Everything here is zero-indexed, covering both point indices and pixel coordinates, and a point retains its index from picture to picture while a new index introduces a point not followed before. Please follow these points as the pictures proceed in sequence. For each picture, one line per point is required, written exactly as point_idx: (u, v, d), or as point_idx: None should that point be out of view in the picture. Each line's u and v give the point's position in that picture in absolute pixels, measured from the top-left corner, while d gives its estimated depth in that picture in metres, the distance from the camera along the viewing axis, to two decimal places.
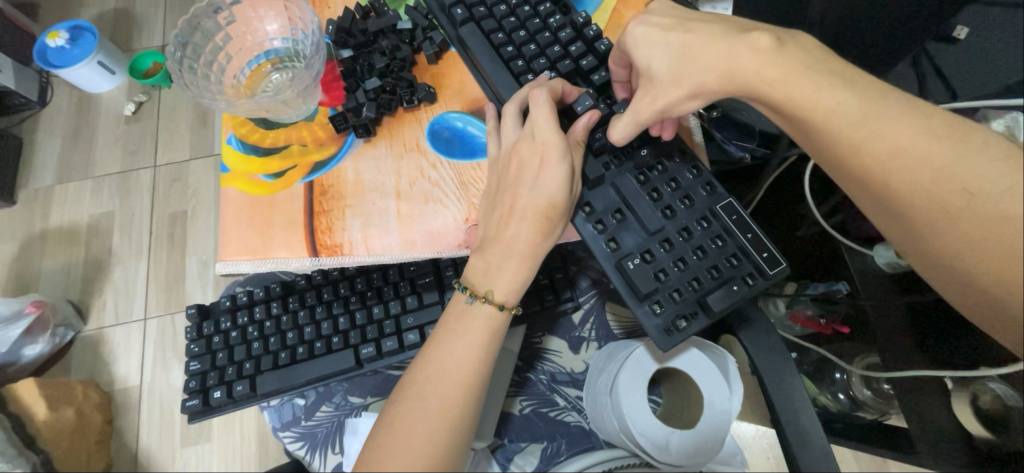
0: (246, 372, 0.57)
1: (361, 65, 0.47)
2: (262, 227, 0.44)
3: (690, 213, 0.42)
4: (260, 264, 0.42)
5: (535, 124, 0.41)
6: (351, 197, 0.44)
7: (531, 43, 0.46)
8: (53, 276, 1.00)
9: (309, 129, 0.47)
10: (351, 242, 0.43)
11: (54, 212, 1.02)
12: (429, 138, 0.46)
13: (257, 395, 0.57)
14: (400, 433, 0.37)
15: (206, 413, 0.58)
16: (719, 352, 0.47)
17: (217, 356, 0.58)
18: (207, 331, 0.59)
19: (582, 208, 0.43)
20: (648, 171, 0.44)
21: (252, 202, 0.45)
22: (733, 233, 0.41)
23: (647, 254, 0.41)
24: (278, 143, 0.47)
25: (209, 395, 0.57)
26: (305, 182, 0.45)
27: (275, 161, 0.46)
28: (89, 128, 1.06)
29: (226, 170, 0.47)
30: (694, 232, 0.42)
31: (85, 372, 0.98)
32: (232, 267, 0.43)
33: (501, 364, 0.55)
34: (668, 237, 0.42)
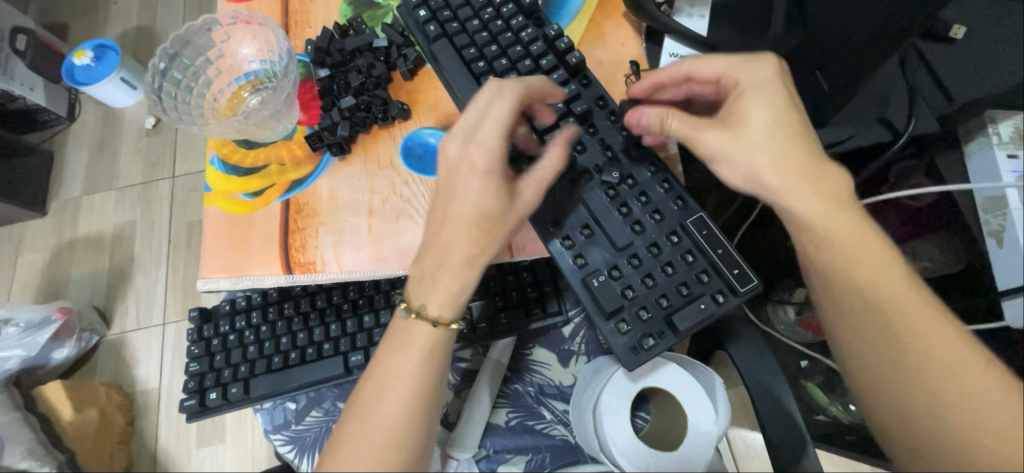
0: (240, 375, 0.59)
1: (338, 84, 0.49)
2: (241, 244, 0.45)
3: (659, 228, 0.42)
4: (237, 281, 0.44)
5: (485, 140, 0.39)
6: (325, 214, 0.45)
7: (502, 58, 0.46)
8: (82, 282, 1.08)
9: (287, 147, 0.49)
10: (323, 259, 0.44)
11: (84, 223, 1.11)
12: (402, 154, 0.47)
13: (251, 397, 0.59)
14: (367, 446, 0.37)
15: (203, 414, 0.60)
16: (704, 371, 0.46)
17: (214, 358, 0.60)
18: (208, 333, 0.62)
19: (550, 223, 0.43)
20: (618, 185, 0.43)
21: (231, 221, 0.46)
22: (703, 249, 0.41)
23: (614, 271, 0.41)
24: (257, 162, 0.49)
25: (205, 396, 0.59)
26: (282, 200, 0.46)
27: (254, 181, 0.48)
28: (114, 144, 1.15)
29: (209, 189, 0.48)
30: (663, 247, 0.41)
31: (110, 373, 1.03)
32: (211, 284, 0.44)
33: (489, 377, 0.56)
34: (636, 252, 0.41)
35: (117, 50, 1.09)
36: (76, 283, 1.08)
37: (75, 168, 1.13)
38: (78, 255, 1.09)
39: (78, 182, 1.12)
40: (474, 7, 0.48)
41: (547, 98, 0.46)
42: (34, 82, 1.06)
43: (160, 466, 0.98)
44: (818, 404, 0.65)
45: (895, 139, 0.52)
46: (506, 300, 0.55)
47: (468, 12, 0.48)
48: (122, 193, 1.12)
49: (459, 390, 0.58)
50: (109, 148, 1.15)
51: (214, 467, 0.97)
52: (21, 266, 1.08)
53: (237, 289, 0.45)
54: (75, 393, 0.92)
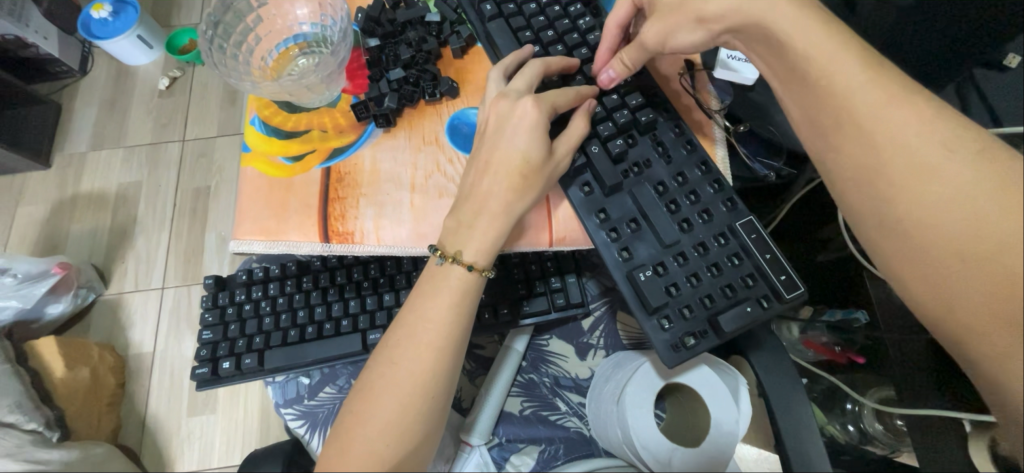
0: (255, 346, 0.63)
1: (387, 55, 0.48)
2: (278, 209, 0.44)
3: (706, 229, 0.42)
4: (272, 245, 0.43)
5: (521, 123, 0.42)
6: (367, 186, 0.45)
7: (558, 44, 0.48)
8: (81, 239, 1.16)
9: (330, 115, 0.48)
10: (363, 231, 0.43)
11: (86, 180, 1.20)
12: (448, 133, 0.47)
13: (264, 369, 0.63)
14: (407, 376, 0.40)
15: (213, 382, 0.65)
16: (730, 372, 0.46)
17: (229, 328, 0.65)
18: (222, 302, 0.67)
19: (597, 214, 0.43)
20: (668, 182, 0.44)
21: (269, 184, 0.46)
22: (751, 254, 0.41)
23: (659, 267, 0.41)
24: (299, 126, 0.48)
25: (218, 365, 0.64)
26: (323, 168, 0.46)
27: (295, 144, 0.47)
28: (125, 101, 1.25)
29: (248, 149, 0.47)
30: (710, 247, 0.42)
31: (104, 333, 1.10)
32: (245, 245, 0.43)
33: (506, 364, 0.56)
34: (683, 251, 0.42)
35: (137, 8, 1.20)
36: (75, 239, 1.15)
37: (82, 123, 1.23)
38: (78, 213, 1.17)
39: (82, 139, 1.22)
40: None
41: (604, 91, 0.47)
42: (47, 31, 1.17)
43: (148, 431, 1.03)
44: (817, 422, 0.64)
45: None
46: (530, 289, 0.55)
47: None
48: (130, 152, 1.21)
49: (474, 375, 0.59)
50: (120, 104, 1.25)
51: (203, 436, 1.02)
52: (21, 218, 1.16)
53: (271, 254, 0.44)
54: (68, 351, 1.00)
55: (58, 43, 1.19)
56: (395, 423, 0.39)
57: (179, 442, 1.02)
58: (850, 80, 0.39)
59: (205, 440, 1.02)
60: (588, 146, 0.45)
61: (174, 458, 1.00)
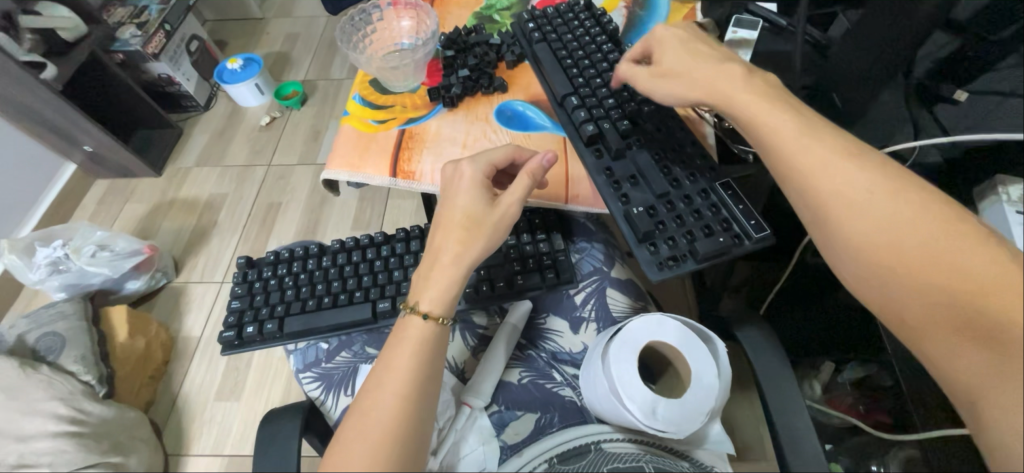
0: (276, 314, 0.73)
1: (457, 62, 0.63)
2: (362, 150, 0.58)
3: (693, 185, 0.51)
4: (355, 174, 0.56)
5: (463, 184, 0.54)
6: (430, 141, 0.59)
7: (586, 59, 0.60)
8: (169, 233, 1.40)
9: (411, 97, 0.63)
10: (422, 171, 0.57)
11: (185, 188, 1.50)
12: (495, 115, 0.61)
13: (282, 334, 0.72)
14: (385, 413, 0.47)
15: (238, 347, 0.74)
16: (708, 336, 0.49)
17: (255, 298, 0.76)
18: (250, 278, 0.78)
19: (604, 171, 0.53)
20: (664, 154, 0.54)
21: (359, 137, 0.60)
22: (727, 204, 0.50)
23: (652, 208, 0.50)
24: (387, 103, 0.63)
25: (242, 330, 0.73)
26: (400, 129, 0.60)
27: (382, 113, 0.62)
28: (231, 132, 1.62)
29: (348, 115, 0.62)
30: (695, 199, 0.51)
31: (164, 314, 1.24)
32: (334, 174, 0.57)
33: (505, 338, 0.61)
34: (672, 199, 0.51)
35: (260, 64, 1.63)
36: (164, 233, 1.40)
37: (193, 145, 1.59)
38: (173, 212, 1.45)
39: (192, 157, 1.57)
40: (570, 26, 0.63)
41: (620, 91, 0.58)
42: (191, 75, 1.62)
43: (176, 409, 1.11)
44: None
45: (904, 163, 0.63)
46: (523, 265, 0.63)
47: (565, 29, 0.63)
48: (226, 170, 1.53)
49: (477, 351, 0.64)
50: (227, 134, 1.62)
51: (223, 421, 1.08)
52: (126, 212, 1.45)
53: (352, 183, 0.57)
54: (134, 322, 1.13)
55: (195, 84, 1.63)
56: (384, 446, 0.45)
57: (201, 423, 1.08)
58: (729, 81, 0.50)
59: (225, 427, 1.07)
60: (603, 122, 0.55)
61: (193, 440, 1.06)
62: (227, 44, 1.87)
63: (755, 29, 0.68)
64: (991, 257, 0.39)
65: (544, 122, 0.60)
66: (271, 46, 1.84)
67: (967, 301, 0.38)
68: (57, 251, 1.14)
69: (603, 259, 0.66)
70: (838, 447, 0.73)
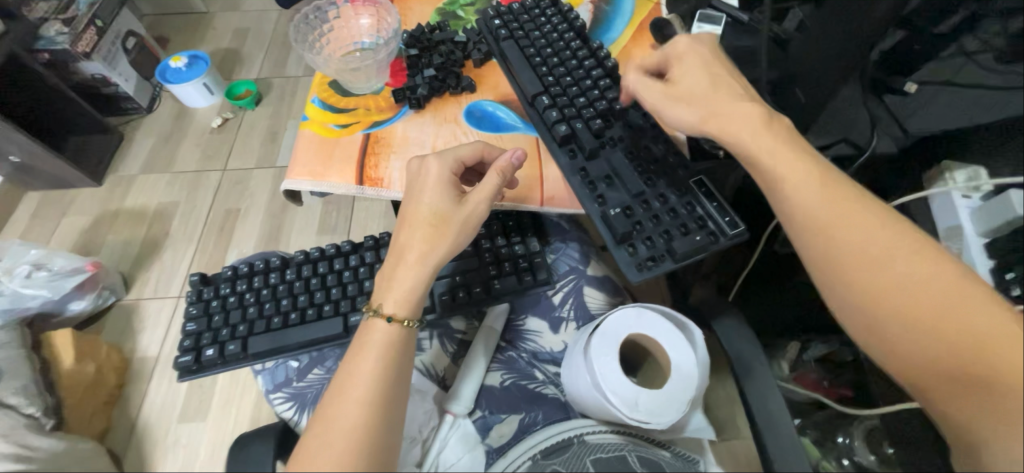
0: (238, 334, 0.69)
1: (421, 62, 0.61)
2: (325, 157, 0.56)
3: (666, 183, 0.52)
4: (318, 181, 0.54)
5: (427, 179, 0.53)
6: (397, 146, 0.57)
7: (555, 57, 0.59)
8: (115, 246, 1.30)
9: (374, 99, 0.61)
10: (390, 178, 0.55)
11: (131, 198, 1.39)
12: (465, 116, 0.59)
13: (247, 355, 0.68)
14: (347, 418, 0.46)
15: (197, 372, 0.69)
16: (686, 324, 0.50)
17: (213, 319, 0.71)
18: (207, 296, 0.73)
19: (579, 173, 0.53)
20: (638, 154, 0.54)
21: (321, 143, 0.57)
22: (700, 200, 0.51)
23: (628, 209, 0.50)
24: (349, 105, 0.60)
25: (200, 354, 0.68)
26: (365, 133, 0.58)
27: (344, 117, 0.59)
28: (179, 135, 1.52)
29: (308, 119, 0.59)
30: (670, 197, 0.51)
31: (115, 334, 1.16)
32: (295, 183, 0.54)
33: (484, 342, 0.61)
34: (647, 198, 0.51)
35: (207, 61, 1.53)
36: (109, 247, 1.30)
37: (138, 151, 1.49)
38: (118, 224, 1.34)
39: (137, 164, 1.46)
40: (537, 23, 0.62)
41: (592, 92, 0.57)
42: (129, 75, 1.50)
43: (135, 435, 1.04)
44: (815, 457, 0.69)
45: (860, 154, 0.65)
46: (499, 269, 0.61)
47: (532, 26, 0.62)
48: (176, 177, 1.43)
49: (457, 356, 0.63)
50: (176, 137, 1.52)
51: (188, 444, 1.02)
52: (64, 226, 1.34)
53: (314, 191, 0.55)
54: (79, 345, 1.04)
55: (135, 85, 1.52)
56: (348, 456, 0.44)
57: (163, 448, 1.02)
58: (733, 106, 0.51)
59: (190, 449, 1.02)
60: (575, 122, 0.55)
61: (156, 466, 1.01)
62: (169, 40, 1.75)
63: (716, 23, 0.67)
64: (998, 317, 0.41)
65: (515, 123, 0.59)
66: (218, 42, 1.73)
67: (948, 327, 0.42)
68: None
69: (580, 258, 0.65)
70: (807, 421, 0.77)
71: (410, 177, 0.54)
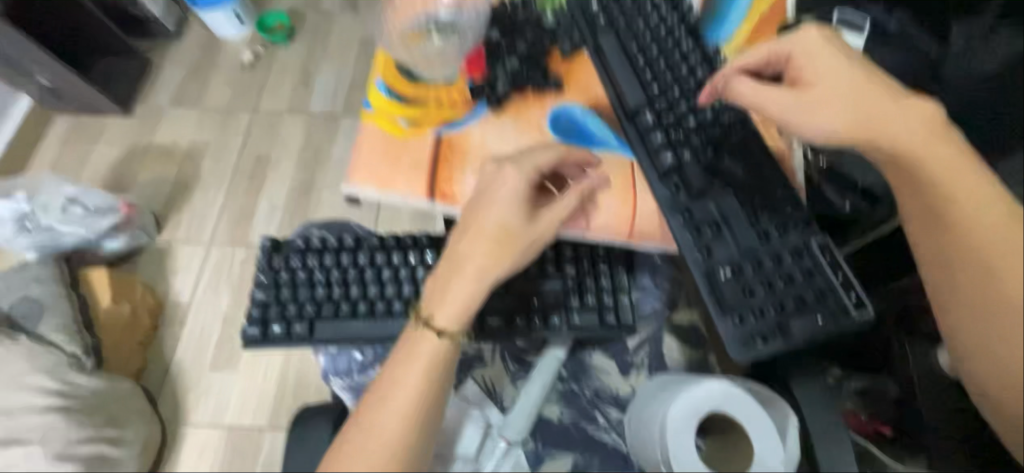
0: (306, 315, 0.67)
1: (504, 47, 0.56)
2: (393, 161, 0.53)
3: (782, 242, 0.50)
4: (386, 192, 0.52)
5: (501, 190, 0.49)
6: (471, 155, 0.54)
7: (661, 63, 0.56)
8: (146, 184, 1.28)
9: (447, 92, 0.56)
10: (465, 191, 0.52)
11: (161, 133, 1.35)
12: (549, 121, 0.55)
13: (312, 338, 0.66)
14: (384, 435, 0.48)
15: (260, 344, 0.67)
16: (783, 409, 0.48)
17: (280, 291, 0.68)
18: (276, 265, 0.70)
19: (682, 215, 0.52)
20: (758, 209, 0.52)
21: (388, 143, 0.54)
22: (825, 272, 0.49)
23: (737, 270, 0.50)
24: (420, 97, 0.56)
25: (267, 328, 0.67)
26: (436, 134, 0.54)
27: (415, 112, 0.55)
28: (209, 67, 1.44)
29: (371, 108, 0.55)
30: (785, 261, 0.50)
31: (149, 275, 1.16)
32: (361, 191, 0.52)
33: (546, 373, 0.57)
34: (760, 259, 0.50)
35: None
36: (140, 184, 1.28)
37: (166, 81, 1.41)
38: (149, 160, 1.31)
39: (165, 96, 1.39)
40: (642, 10, 0.58)
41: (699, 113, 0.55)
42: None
43: (170, 376, 1.07)
44: None
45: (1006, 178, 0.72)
46: (582, 300, 0.59)
47: (635, 14, 0.58)
48: (205, 114, 1.37)
49: (517, 378, 0.60)
50: (205, 69, 1.44)
51: (221, 393, 1.05)
52: (95, 156, 1.32)
53: (382, 201, 0.53)
54: (118, 286, 1.07)
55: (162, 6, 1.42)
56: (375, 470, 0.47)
57: (196, 394, 1.06)
58: (904, 123, 0.45)
59: (222, 398, 1.05)
60: (682, 152, 0.53)
61: (191, 410, 1.04)
62: None
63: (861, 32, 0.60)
64: None
65: (608, 138, 0.55)
66: None
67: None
68: (20, 205, 1.03)
69: (667, 298, 0.61)
70: None
71: (480, 186, 0.50)
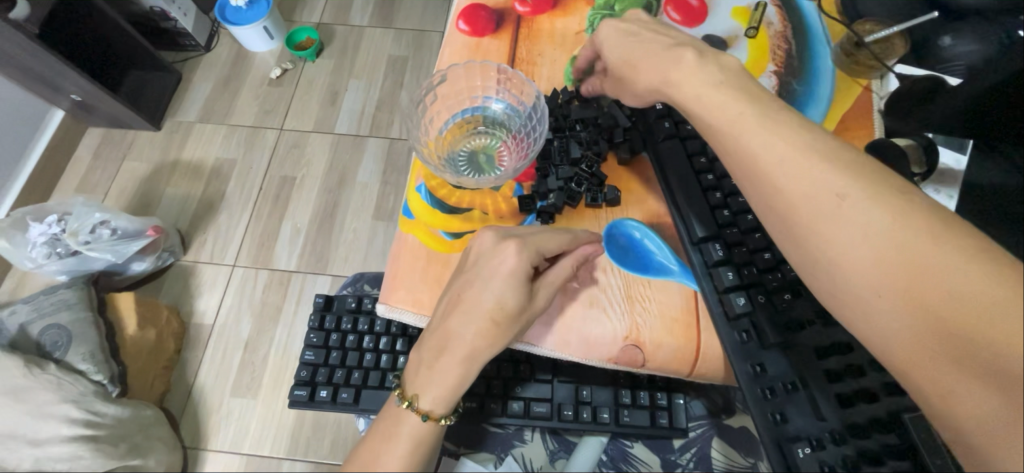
0: (353, 382, 0.65)
1: (559, 151, 0.57)
2: (433, 286, 0.52)
3: (874, 415, 0.41)
4: (422, 317, 0.51)
5: (499, 267, 0.46)
6: None
7: (732, 177, 0.53)
8: (172, 201, 1.28)
9: (493, 199, 0.57)
10: None
11: (189, 149, 1.35)
12: (605, 240, 0.54)
13: (356, 407, 0.65)
14: None
15: (306, 406, 0.66)
16: None
17: (331, 353, 0.68)
18: (328, 326, 0.70)
19: (754, 366, 0.45)
20: (842, 367, 0.44)
21: (428, 255, 0.54)
22: (936, 468, 0.38)
23: (819, 445, 0.41)
24: (462, 204, 0.57)
25: (315, 391, 0.66)
26: None
27: (457, 221, 0.56)
28: (237, 83, 1.43)
29: (412, 215, 0.56)
30: (877, 440, 0.41)
31: (173, 296, 1.17)
32: (396, 312, 0.51)
33: (587, 457, 0.56)
34: (845, 435, 0.41)
35: (269, 2, 1.40)
36: (167, 201, 1.28)
37: (195, 95, 1.41)
38: (176, 176, 1.31)
39: (194, 111, 1.39)
40: None
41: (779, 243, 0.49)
42: (189, 9, 1.40)
43: (192, 401, 1.07)
44: None
45: None
46: (632, 399, 0.57)
47: None
48: (232, 131, 1.37)
49: (555, 457, 0.57)
50: (233, 84, 1.43)
51: (240, 418, 1.05)
52: (125, 171, 1.32)
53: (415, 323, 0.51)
54: (143, 310, 1.07)
55: (193, 20, 1.41)
56: None
57: (216, 419, 1.05)
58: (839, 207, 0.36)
59: (242, 424, 1.04)
60: (756, 293, 0.47)
61: (210, 437, 1.04)
62: None
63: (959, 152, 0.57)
64: None
65: (667, 262, 0.52)
66: None
67: None
68: (53, 228, 1.05)
69: (721, 406, 0.57)
70: None
71: (480, 255, 0.48)
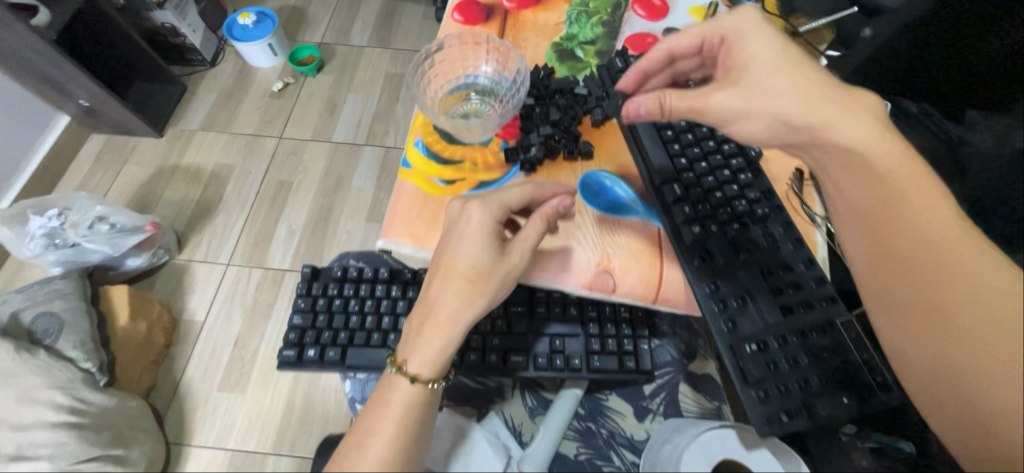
0: (339, 341, 0.68)
1: (539, 113, 0.64)
2: (428, 222, 0.58)
3: (807, 319, 0.50)
4: (418, 249, 0.57)
5: (469, 229, 0.51)
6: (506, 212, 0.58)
7: (689, 134, 0.61)
8: (170, 203, 1.32)
9: (482, 153, 0.63)
10: None
11: (189, 155, 1.40)
12: (581, 189, 0.59)
13: (342, 364, 0.67)
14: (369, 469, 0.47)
15: (294, 366, 0.69)
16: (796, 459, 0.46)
17: (318, 317, 0.71)
18: (315, 292, 0.73)
19: (709, 285, 0.52)
20: (783, 282, 0.52)
21: (424, 198, 0.60)
22: (850, 351, 0.49)
23: (763, 345, 0.49)
24: (455, 156, 0.63)
25: (303, 351, 0.69)
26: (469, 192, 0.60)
27: (449, 171, 0.62)
28: (240, 95, 1.50)
29: (411, 167, 0.62)
30: (810, 337, 0.50)
31: (165, 294, 1.19)
32: (395, 244, 0.57)
33: (564, 409, 0.59)
34: (785, 335, 0.50)
35: (274, 21, 1.50)
36: (164, 203, 1.32)
37: (199, 106, 1.48)
38: (175, 180, 1.36)
39: (196, 120, 1.46)
40: None
41: (728, 187, 0.57)
42: (198, 27, 1.49)
43: (178, 397, 1.07)
44: None
45: None
46: (602, 346, 0.61)
47: None
48: (233, 139, 1.43)
49: (534, 414, 0.60)
50: (236, 96, 1.50)
51: (228, 413, 1.04)
52: (124, 175, 1.36)
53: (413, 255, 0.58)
54: (135, 302, 1.08)
55: (201, 37, 1.50)
56: None
57: (202, 415, 1.05)
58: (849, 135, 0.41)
59: (228, 419, 1.04)
60: (710, 224, 0.55)
61: (195, 433, 1.03)
62: None
63: None
64: None
65: (636, 206, 0.58)
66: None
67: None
68: (52, 222, 1.08)
69: (684, 349, 0.62)
70: None
71: (453, 219, 0.54)
